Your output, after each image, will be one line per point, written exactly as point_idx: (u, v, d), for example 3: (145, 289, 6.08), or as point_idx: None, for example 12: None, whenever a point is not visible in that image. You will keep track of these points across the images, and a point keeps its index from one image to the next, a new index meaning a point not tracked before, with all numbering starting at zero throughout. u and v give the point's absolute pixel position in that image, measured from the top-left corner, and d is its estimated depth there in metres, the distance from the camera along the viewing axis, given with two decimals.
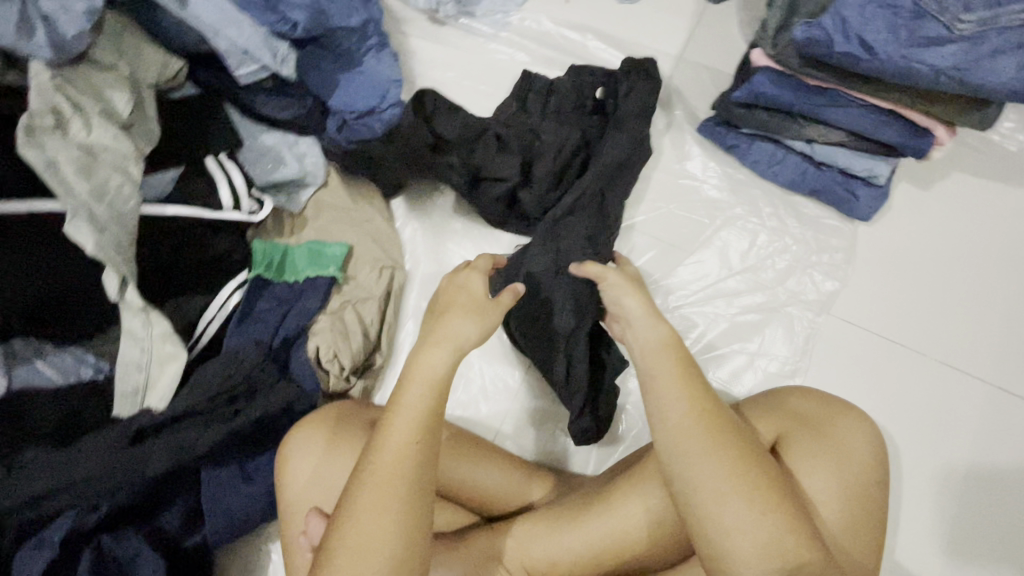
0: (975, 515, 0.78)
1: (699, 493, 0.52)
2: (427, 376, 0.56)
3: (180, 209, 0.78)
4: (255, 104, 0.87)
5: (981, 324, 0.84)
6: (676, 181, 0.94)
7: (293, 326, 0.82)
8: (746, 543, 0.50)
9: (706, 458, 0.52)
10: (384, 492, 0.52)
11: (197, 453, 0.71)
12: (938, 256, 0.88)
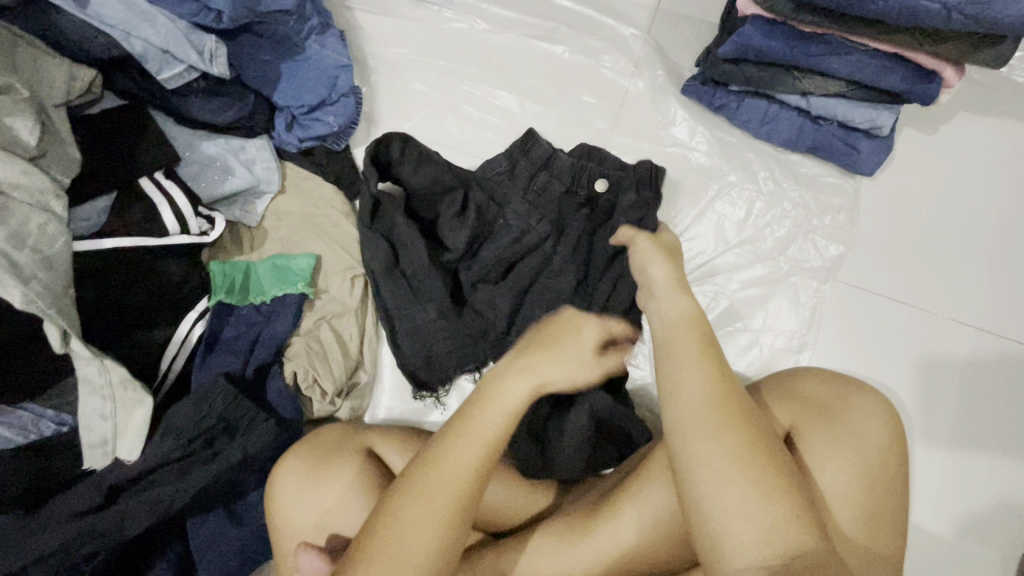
0: (991, 474, 0.76)
1: (708, 477, 0.47)
2: (503, 406, 0.53)
3: (119, 241, 0.69)
4: (186, 109, 0.77)
5: (988, 277, 0.80)
6: (664, 150, 0.86)
7: (266, 352, 0.76)
8: (747, 532, 0.46)
9: (713, 437, 0.48)
10: (427, 530, 0.49)
11: (179, 504, 0.67)
12: (943, 207, 0.83)
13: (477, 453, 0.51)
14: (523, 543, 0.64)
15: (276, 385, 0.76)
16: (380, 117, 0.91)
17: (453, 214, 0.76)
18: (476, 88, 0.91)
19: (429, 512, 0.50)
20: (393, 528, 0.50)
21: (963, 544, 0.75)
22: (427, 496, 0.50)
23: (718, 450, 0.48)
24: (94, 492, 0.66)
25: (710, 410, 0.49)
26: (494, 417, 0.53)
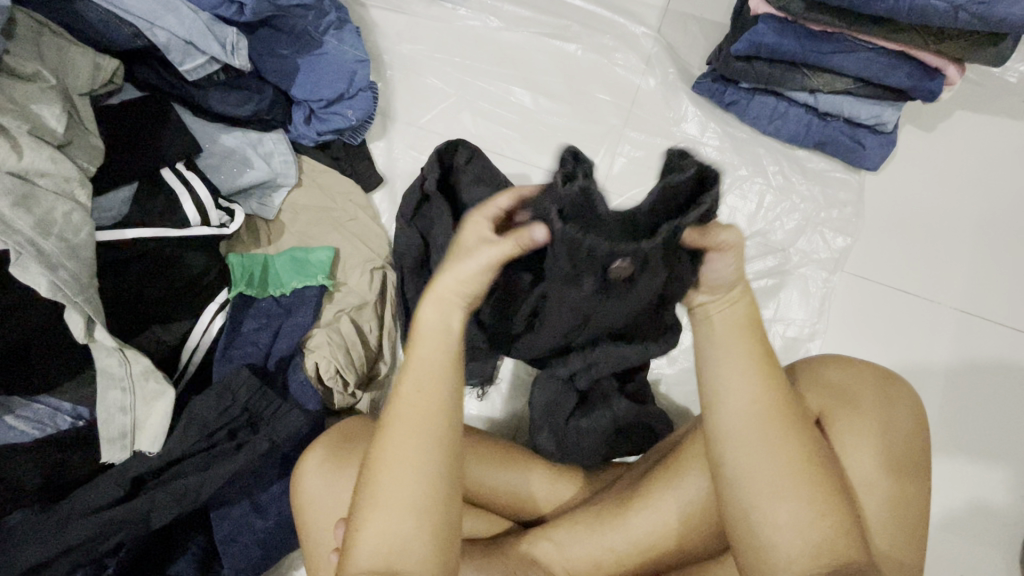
0: (1001, 455, 0.79)
1: (759, 484, 0.48)
2: (437, 333, 0.49)
3: (142, 231, 0.69)
4: (207, 101, 0.77)
5: (985, 271, 0.83)
6: (676, 145, 0.88)
7: (288, 344, 0.76)
8: (797, 542, 0.47)
9: (763, 450, 0.48)
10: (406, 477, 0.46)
11: (203, 498, 0.66)
12: (940, 204, 0.86)
13: (418, 382, 0.48)
14: (555, 529, 0.65)
15: (297, 376, 0.76)
16: (395, 113, 0.92)
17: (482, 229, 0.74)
18: (491, 84, 0.92)
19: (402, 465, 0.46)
20: (379, 487, 0.47)
21: (973, 524, 0.77)
22: (395, 445, 0.47)
23: (767, 462, 0.48)
24: (115, 487, 0.65)
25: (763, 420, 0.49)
26: (428, 347, 0.49)
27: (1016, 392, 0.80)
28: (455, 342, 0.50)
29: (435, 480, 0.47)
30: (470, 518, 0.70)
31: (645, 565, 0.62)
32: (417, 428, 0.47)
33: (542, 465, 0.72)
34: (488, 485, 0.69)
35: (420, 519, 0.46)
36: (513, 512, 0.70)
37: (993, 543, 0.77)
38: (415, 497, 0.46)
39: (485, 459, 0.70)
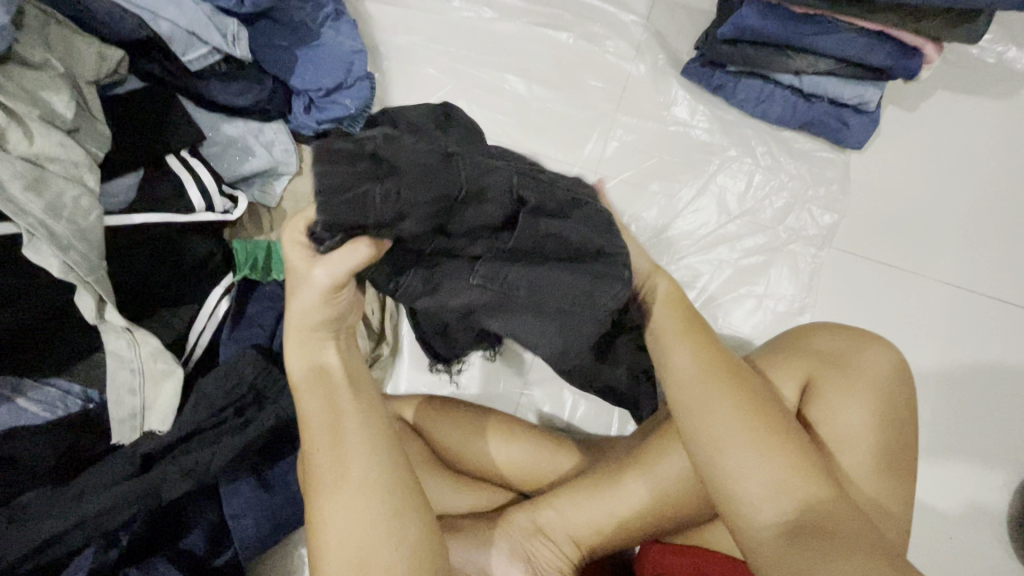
0: (985, 420, 0.82)
1: (724, 456, 0.47)
2: (319, 376, 0.48)
3: (149, 216, 0.71)
4: (208, 91, 0.79)
5: (974, 251, 0.86)
6: (666, 128, 0.91)
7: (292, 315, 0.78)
8: (756, 487, 0.46)
9: (715, 409, 0.49)
10: (347, 500, 0.44)
11: (212, 471, 0.67)
12: (929, 186, 0.88)
13: (327, 397, 0.47)
14: (558, 498, 0.64)
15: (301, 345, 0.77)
16: (393, 103, 0.94)
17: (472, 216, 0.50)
18: (485, 73, 0.94)
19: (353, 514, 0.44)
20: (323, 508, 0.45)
21: (958, 487, 0.81)
22: (326, 501, 0.44)
23: (725, 421, 0.48)
24: (127, 463, 0.67)
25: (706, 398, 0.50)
26: (312, 399, 0.47)
27: (1001, 363, 0.83)
28: (336, 378, 0.48)
29: (374, 494, 0.45)
30: (469, 493, 0.71)
31: (651, 529, 0.62)
32: (347, 474, 0.45)
33: (539, 437, 0.73)
34: (488, 457, 0.72)
35: (377, 521, 0.44)
36: (517, 485, 0.72)
37: (978, 506, 0.80)
38: (381, 499, 0.45)
39: (483, 432, 0.73)
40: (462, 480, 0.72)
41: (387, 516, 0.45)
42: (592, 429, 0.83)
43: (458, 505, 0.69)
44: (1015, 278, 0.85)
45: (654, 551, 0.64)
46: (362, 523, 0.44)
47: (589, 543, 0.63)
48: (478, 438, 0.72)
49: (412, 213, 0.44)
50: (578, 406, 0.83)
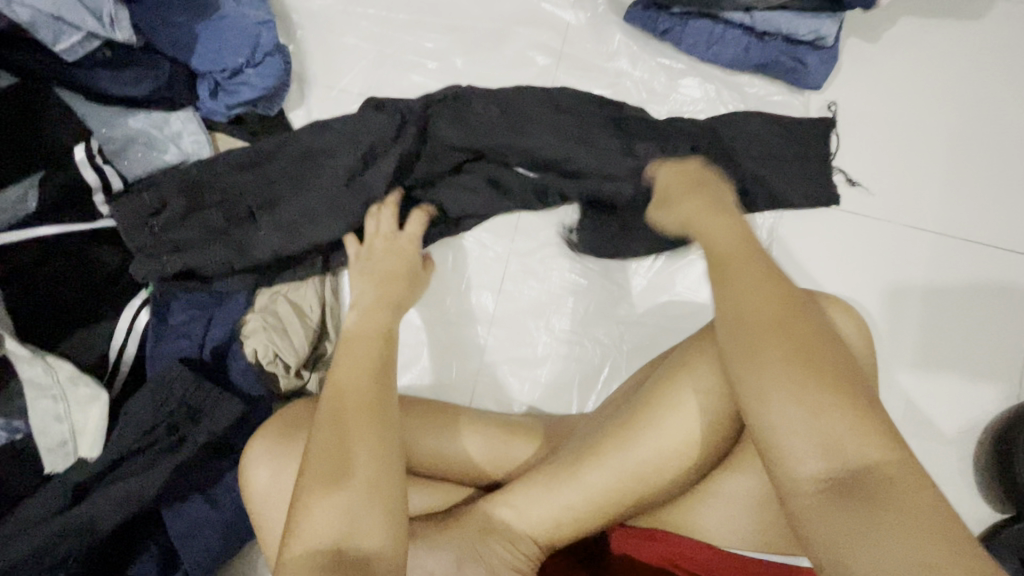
0: (969, 367, 0.78)
1: (776, 385, 0.40)
2: (362, 363, 0.55)
3: (52, 228, 0.68)
4: (96, 83, 0.72)
5: (956, 189, 0.81)
6: (612, 83, 0.83)
7: (168, 242, 0.70)
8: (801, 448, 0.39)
9: (796, 399, 0.39)
10: (358, 493, 0.48)
11: (149, 497, 0.64)
12: (903, 125, 0.83)
13: (369, 383, 0.53)
14: (513, 494, 0.62)
15: (157, 271, 0.68)
16: (312, 77, 0.85)
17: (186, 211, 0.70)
18: (409, 35, 0.85)
19: (372, 497, 0.47)
20: (321, 480, 0.47)
21: (952, 438, 0.76)
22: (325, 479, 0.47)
23: (784, 357, 0.41)
24: (59, 496, 0.64)
25: (741, 328, 0.43)
26: (351, 374, 0.53)
27: (984, 305, 0.79)
28: (379, 361, 0.56)
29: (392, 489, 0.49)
30: (425, 492, 0.68)
31: (614, 515, 0.60)
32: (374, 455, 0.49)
33: (494, 428, 0.71)
34: (439, 454, 0.69)
35: (377, 501, 0.48)
36: (475, 478, 0.69)
37: (974, 454, 0.76)
38: (386, 492, 0.48)
39: (431, 428, 0.70)
40: (414, 480, 0.68)
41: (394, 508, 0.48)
42: (552, 409, 0.79)
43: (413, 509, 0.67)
44: (1003, 216, 0.80)
45: (619, 535, 0.63)
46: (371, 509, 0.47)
47: (548, 536, 0.61)
48: (428, 434, 0.70)
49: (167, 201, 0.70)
50: (535, 388, 0.80)
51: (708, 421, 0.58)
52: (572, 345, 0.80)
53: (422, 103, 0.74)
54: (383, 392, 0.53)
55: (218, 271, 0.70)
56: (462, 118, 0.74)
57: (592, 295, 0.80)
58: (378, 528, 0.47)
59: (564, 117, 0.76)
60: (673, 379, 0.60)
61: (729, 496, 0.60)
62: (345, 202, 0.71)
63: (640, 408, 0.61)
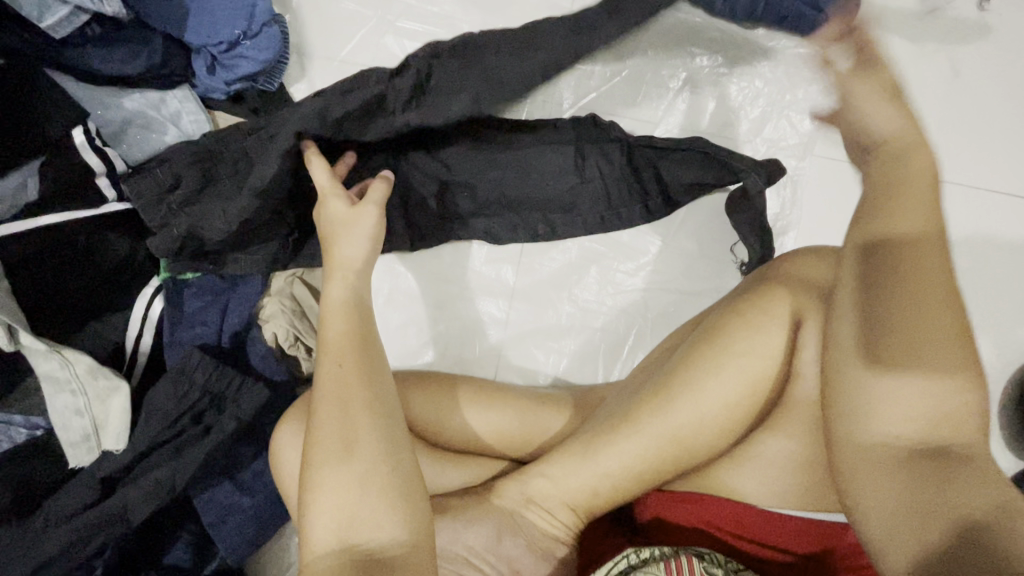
0: (995, 317, 0.77)
1: (909, 363, 0.45)
2: (338, 346, 0.56)
3: (54, 217, 0.65)
4: (87, 62, 0.68)
5: (976, 138, 0.80)
6: (625, 41, 0.80)
7: (184, 215, 0.64)
8: (896, 415, 0.46)
9: (906, 386, 0.45)
10: (352, 480, 0.49)
11: (180, 486, 0.64)
12: (927, 71, 0.80)
13: (352, 367, 0.54)
14: (547, 463, 0.61)
15: (177, 241, 0.65)
16: (311, 48, 0.81)
17: (197, 180, 0.65)
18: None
19: (367, 483, 0.49)
20: (319, 466, 0.50)
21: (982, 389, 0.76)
22: (321, 469, 0.49)
23: (910, 330, 0.45)
24: (87, 490, 0.63)
25: (911, 288, 0.46)
26: (330, 364, 0.55)
27: (1008, 255, 0.78)
28: (357, 340, 0.56)
29: (386, 471, 0.50)
30: (459, 470, 0.67)
31: (650, 482, 0.60)
32: (364, 440, 0.50)
33: (524, 402, 0.70)
34: (469, 429, 0.69)
35: (373, 485, 0.49)
36: (507, 450, 0.69)
37: (998, 403, 0.76)
38: (380, 474, 0.50)
39: (460, 403, 0.69)
40: (445, 457, 0.68)
41: (390, 491, 0.49)
42: (578, 380, 0.78)
43: (447, 485, 0.67)
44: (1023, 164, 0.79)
45: (655, 499, 0.62)
46: (368, 494, 0.49)
47: (585, 505, 0.61)
48: (454, 410, 0.69)
49: (181, 171, 0.65)
50: (561, 359, 0.79)
51: (744, 384, 0.58)
52: (596, 315, 0.79)
53: (428, 52, 0.69)
54: (367, 373, 0.54)
55: (230, 233, 0.65)
56: (478, 72, 0.69)
57: (614, 263, 0.79)
58: (379, 511, 0.48)
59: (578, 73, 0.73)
60: (706, 345, 0.60)
61: (770, 459, 0.60)
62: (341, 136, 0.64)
63: (675, 376, 0.60)
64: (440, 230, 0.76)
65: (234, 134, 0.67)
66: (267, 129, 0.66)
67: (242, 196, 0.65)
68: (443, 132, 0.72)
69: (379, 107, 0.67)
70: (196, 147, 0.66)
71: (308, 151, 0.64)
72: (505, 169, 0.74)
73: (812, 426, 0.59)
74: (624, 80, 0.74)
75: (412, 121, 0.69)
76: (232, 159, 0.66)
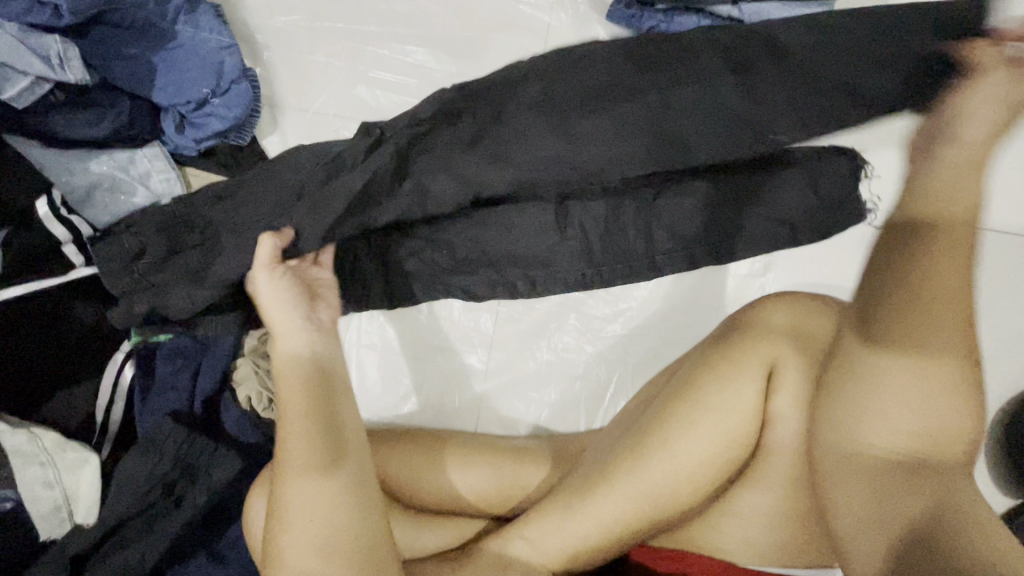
0: (994, 350, 0.75)
1: (909, 361, 0.46)
2: (301, 428, 0.52)
3: (17, 286, 0.64)
4: (49, 126, 0.66)
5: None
6: None
7: (143, 283, 0.64)
8: (887, 423, 0.46)
9: (901, 391, 0.46)
10: (318, 562, 0.48)
11: (150, 559, 0.63)
12: None
13: (310, 440, 0.51)
14: (526, 525, 0.60)
15: (135, 317, 0.65)
16: (284, 99, 0.81)
17: (161, 252, 0.65)
18: (384, 47, 0.81)
19: (333, 565, 0.48)
20: (281, 550, 0.48)
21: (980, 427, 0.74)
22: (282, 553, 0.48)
23: (909, 339, 0.46)
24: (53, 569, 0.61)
25: (911, 310, 0.45)
26: (292, 442, 0.51)
27: (1008, 283, 0.76)
28: (321, 412, 0.53)
29: (354, 553, 0.49)
30: (438, 532, 0.66)
31: (627, 540, 0.59)
32: (327, 521, 0.49)
33: (503, 456, 0.69)
34: (447, 489, 0.68)
35: (334, 561, 0.48)
36: (486, 508, 0.68)
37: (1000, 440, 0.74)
38: (343, 551, 0.49)
39: (439, 459, 0.69)
40: (425, 520, 0.67)
41: (356, 573, 0.48)
42: (560, 429, 0.77)
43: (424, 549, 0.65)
44: None
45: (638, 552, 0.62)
46: (336, 575, 0.48)
47: (565, 568, 0.59)
48: (433, 469, 0.69)
49: (148, 242, 0.65)
50: (542, 409, 0.78)
51: (719, 442, 0.57)
52: (576, 361, 0.78)
53: (409, 124, 0.65)
54: (328, 444, 0.52)
55: (185, 315, 0.65)
56: (458, 137, 0.65)
57: (592, 309, 0.78)
58: None
59: (565, 126, 0.64)
60: (676, 403, 0.59)
61: (746, 512, 0.59)
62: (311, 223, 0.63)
63: (651, 438, 0.59)
64: (411, 286, 0.74)
65: (202, 203, 0.67)
66: (237, 202, 0.67)
67: (204, 273, 0.64)
68: (416, 201, 0.67)
69: (352, 180, 0.64)
70: (165, 214, 0.67)
71: (274, 234, 0.64)
72: (478, 236, 0.71)
73: (793, 479, 0.58)
74: (628, 140, 0.64)
75: (395, 205, 0.67)
76: (201, 230, 0.66)
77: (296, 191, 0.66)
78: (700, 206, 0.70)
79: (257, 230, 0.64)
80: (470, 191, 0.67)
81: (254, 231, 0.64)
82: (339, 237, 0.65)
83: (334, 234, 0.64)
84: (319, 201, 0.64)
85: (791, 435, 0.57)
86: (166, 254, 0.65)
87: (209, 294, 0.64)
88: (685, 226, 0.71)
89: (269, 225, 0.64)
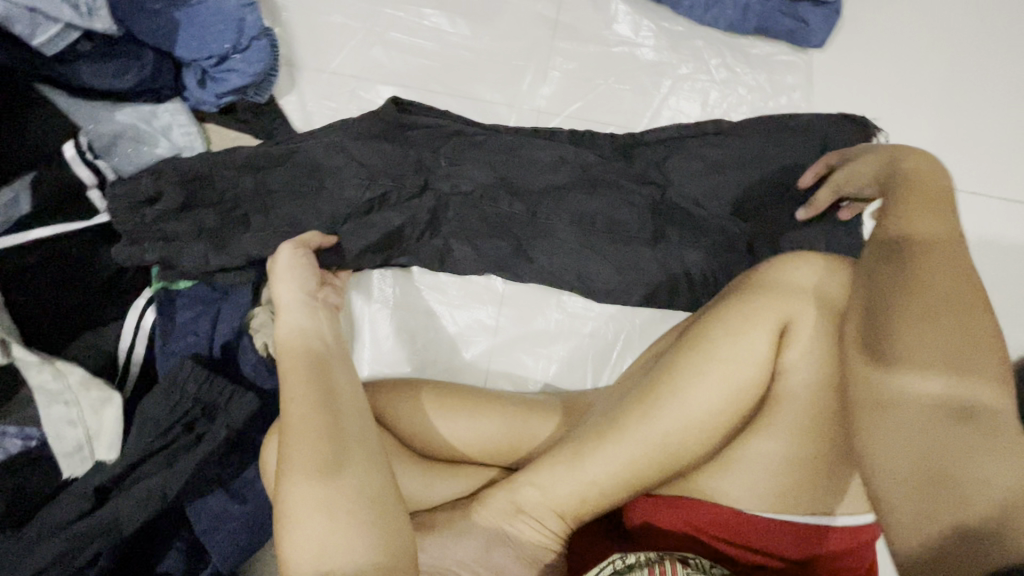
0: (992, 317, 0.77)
1: (933, 312, 0.45)
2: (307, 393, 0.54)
3: (46, 230, 0.67)
4: (77, 76, 0.69)
5: (964, 139, 0.80)
6: (610, 51, 0.82)
7: (156, 231, 0.67)
8: (928, 375, 0.44)
9: (932, 339, 0.44)
10: (331, 506, 0.49)
11: (170, 496, 0.65)
12: (909, 76, 0.82)
13: (314, 402, 0.54)
14: (535, 472, 0.62)
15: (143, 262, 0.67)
16: (301, 59, 0.82)
17: (178, 201, 0.68)
18: (401, 10, 0.82)
19: (343, 507, 0.49)
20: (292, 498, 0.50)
21: None
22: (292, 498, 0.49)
23: (929, 287, 0.45)
24: (81, 500, 0.63)
25: (921, 256, 0.47)
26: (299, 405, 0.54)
27: (1005, 252, 0.78)
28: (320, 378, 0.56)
29: (366, 496, 0.51)
30: (448, 481, 0.68)
31: (635, 489, 0.60)
32: (338, 467, 0.51)
33: (512, 408, 0.71)
34: (459, 439, 0.69)
35: (345, 505, 0.49)
36: (495, 457, 0.70)
37: None
38: (356, 494, 0.50)
39: (451, 410, 0.70)
40: (436, 470, 0.69)
41: (367, 515, 0.50)
42: (567, 386, 0.79)
43: (437, 498, 0.67)
44: (1015, 165, 0.79)
45: (641, 505, 0.63)
46: (347, 517, 0.49)
47: (573, 512, 0.61)
48: (444, 419, 0.70)
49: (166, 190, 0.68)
50: (550, 365, 0.79)
51: (727, 392, 0.59)
52: (584, 320, 0.80)
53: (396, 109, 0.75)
54: (333, 408, 0.54)
55: (196, 271, 0.68)
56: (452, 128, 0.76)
57: None
58: (358, 534, 0.49)
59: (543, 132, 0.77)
60: (689, 353, 0.60)
61: (752, 461, 0.60)
62: (321, 192, 0.71)
63: (661, 387, 0.60)
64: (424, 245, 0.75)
65: (223, 158, 0.70)
66: (256, 164, 0.70)
67: (220, 232, 0.68)
68: (419, 172, 0.73)
69: (354, 152, 0.72)
70: (186, 166, 0.69)
71: (289, 202, 0.70)
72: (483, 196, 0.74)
73: (801, 428, 0.59)
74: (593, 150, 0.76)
75: (398, 175, 0.72)
76: (220, 186, 0.69)
77: (308, 159, 0.71)
78: (693, 174, 0.75)
79: (274, 194, 0.70)
80: (476, 171, 0.74)
81: (265, 198, 0.70)
82: (353, 201, 0.71)
83: (340, 201, 0.71)
84: (325, 165, 0.71)
85: (801, 385, 0.59)
86: (185, 205, 0.68)
87: (225, 256, 0.68)
88: (685, 193, 0.74)
89: (282, 190, 0.70)
